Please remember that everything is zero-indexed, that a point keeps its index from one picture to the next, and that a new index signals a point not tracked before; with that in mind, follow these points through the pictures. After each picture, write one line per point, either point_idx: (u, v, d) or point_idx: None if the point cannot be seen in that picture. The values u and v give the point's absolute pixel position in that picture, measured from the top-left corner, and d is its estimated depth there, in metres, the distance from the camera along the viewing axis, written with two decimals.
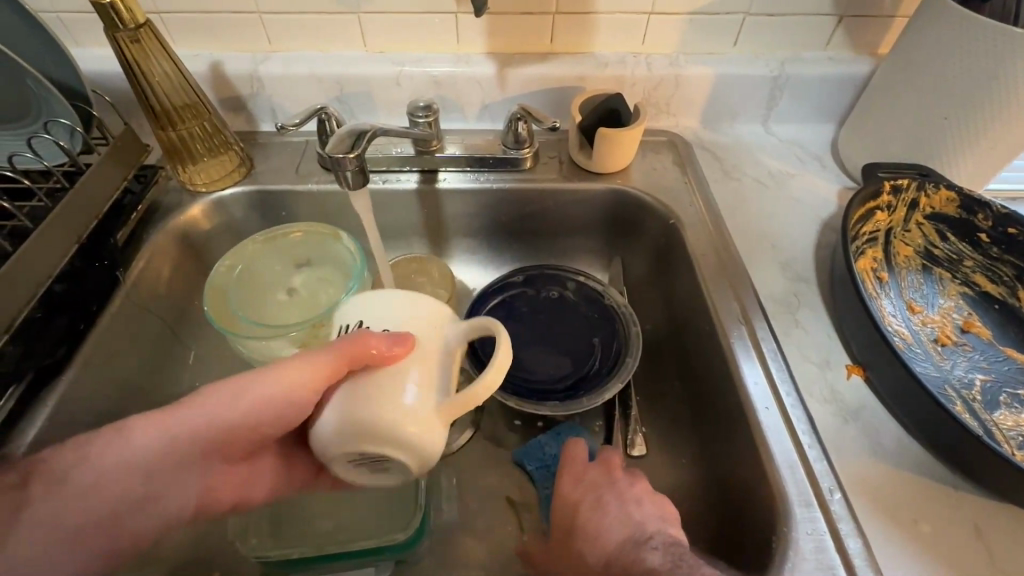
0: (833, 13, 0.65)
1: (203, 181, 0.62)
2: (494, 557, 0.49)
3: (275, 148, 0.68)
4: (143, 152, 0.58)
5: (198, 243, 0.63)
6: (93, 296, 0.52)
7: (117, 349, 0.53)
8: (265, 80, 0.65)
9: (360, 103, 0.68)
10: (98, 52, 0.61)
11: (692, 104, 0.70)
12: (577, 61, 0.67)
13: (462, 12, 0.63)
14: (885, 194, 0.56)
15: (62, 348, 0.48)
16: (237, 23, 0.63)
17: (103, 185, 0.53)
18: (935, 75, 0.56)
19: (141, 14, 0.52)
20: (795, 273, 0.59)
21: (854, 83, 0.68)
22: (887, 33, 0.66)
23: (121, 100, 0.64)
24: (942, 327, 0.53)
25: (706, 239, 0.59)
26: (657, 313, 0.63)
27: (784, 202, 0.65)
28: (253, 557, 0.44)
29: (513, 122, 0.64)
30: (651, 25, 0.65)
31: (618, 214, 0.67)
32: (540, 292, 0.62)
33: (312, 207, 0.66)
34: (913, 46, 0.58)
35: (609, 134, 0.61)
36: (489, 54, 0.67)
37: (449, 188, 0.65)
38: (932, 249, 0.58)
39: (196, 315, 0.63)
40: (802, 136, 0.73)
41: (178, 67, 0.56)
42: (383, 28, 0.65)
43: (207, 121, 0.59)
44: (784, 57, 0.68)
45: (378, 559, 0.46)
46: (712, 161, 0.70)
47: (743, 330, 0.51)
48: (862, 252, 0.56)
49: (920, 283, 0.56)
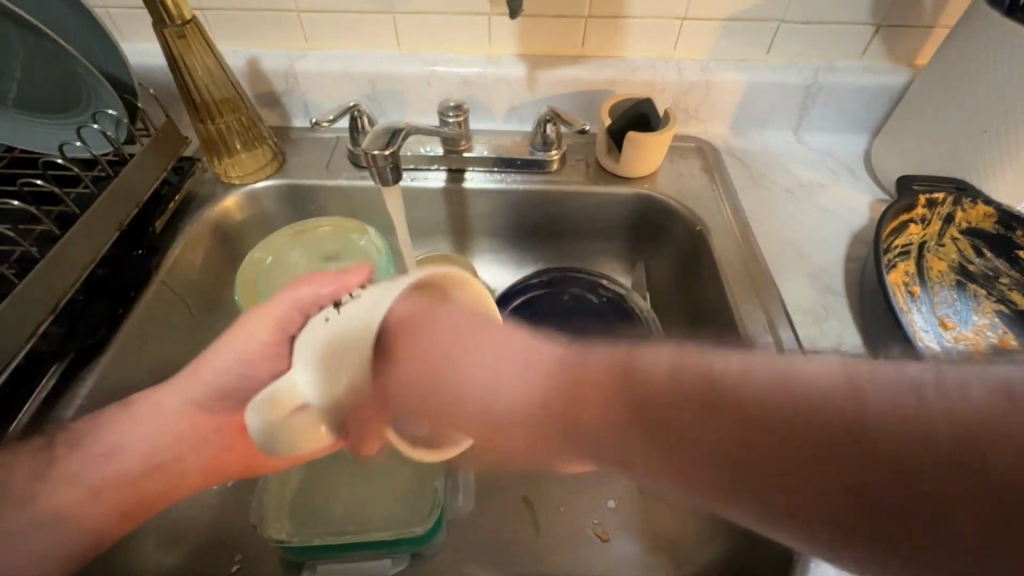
0: (870, 22, 0.64)
1: (237, 174, 0.63)
2: (510, 553, 0.50)
3: (307, 143, 0.70)
4: (183, 144, 0.60)
5: (232, 233, 0.64)
6: (133, 282, 0.54)
7: (150, 336, 0.54)
8: (300, 77, 0.67)
9: (390, 101, 0.69)
10: (143, 47, 0.63)
11: (721, 111, 0.70)
12: (607, 65, 0.67)
13: (496, 14, 0.64)
14: (919, 208, 0.55)
15: (102, 329, 0.50)
16: (276, 21, 0.65)
17: (144, 174, 0.55)
18: (978, 86, 0.55)
19: (187, 11, 0.54)
20: (824, 284, 0.58)
21: (890, 93, 0.67)
22: (927, 43, 0.65)
23: (164, 92, 0.66)
24: (976, 343, 0.52)
25: (733, 248, 0.59)
26: (683, 319, 0.63)
27: (813, 211, 0.65)
28: (274, 542, 0.46)
29: (542, 123, 0.64)
30: (683, 31, 0.65)
31: (644, 219, 0.67)
32: (560, 294, 0.64)
33: (341, 203, 0.67)
34: (953, 59, 0.57)
35: (637, 139, 0.61)
36: (519, 56, 0.67)
37: (476, 188, 0.66)
38: (967, 265, 0.57)
39: (225, 302, 0.64)
40: (833, 146, 0.72)
41: (220, 63, 0.58)
42: (415, 29, 0.66)
43: (244, 115, 0.61)
44: (818, 65, 0.67)
45: (396, 551, 0.47)
46: (741, 168, 0.69)
47: (769, 339, 0.51)
48: (894, 265, 0.55)
49: (953, 299, 0.55)
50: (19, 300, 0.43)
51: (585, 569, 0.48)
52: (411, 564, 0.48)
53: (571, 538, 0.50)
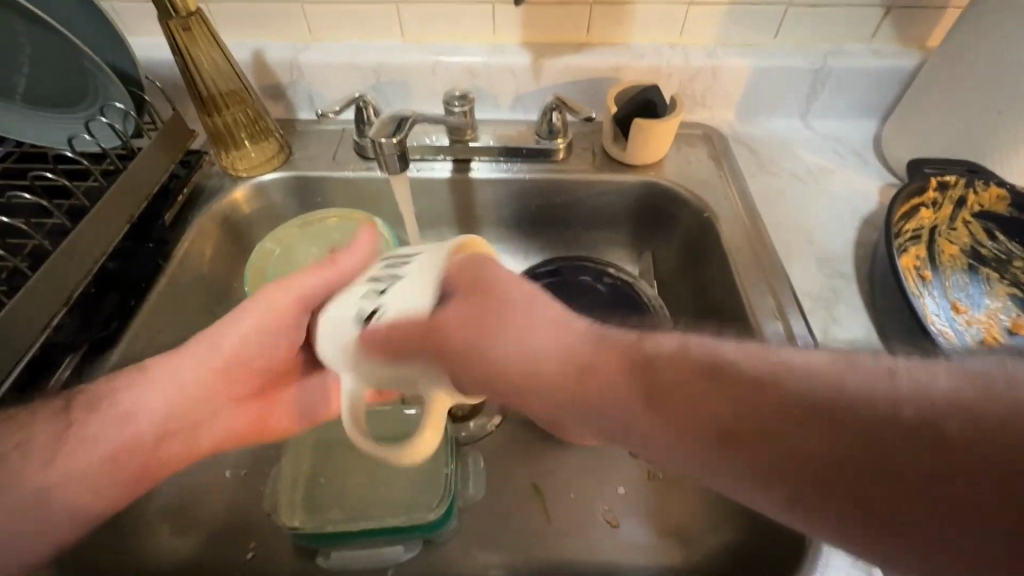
0: (880, 5, 0.63)
1: (244, 167, 0.64)
2: (520, 540, 0.50)
3: (313, 135, 0.70)
4: (190, 137, 0.60)
5: (240, 226, 0.65)
6: (143, 273, 0.54)
7: (163, 328, 0.55)
8: (305, 69, 0.67)
9: (394, 92, 0.69)
10: (150, 42, 0.64)
11: (729, 97, 0.69)
12: (612, 52, 0.66)
13: (500, 3, 0.63)
14: (931, 191, 0.55)
15: (115, 321, 0.51)
16: (279, 13, 0.65)
17: (153, 166, 0.55)
18: (992, 67, 0.54)
19: (192, 3, 0.54)
20: (832, 269, 0.58)
21: (900, 76, 0.66)
22: (938, 25, 0.64)
23: (171, 87, 0.66)
24: (988, 327, 0.51)
25: (741, 233, 0.59)
26: (692, 308, 0.63)
27: (822, 197, 0.64)
28: (288, 528, 0.47)
29: (548, 112, 0.64)
30: (689, 16, 0.64)
31: (651, 207, 0.66)
32: (567, 282, 0.64)
33: (348, 195, 0.67)
34: (966, 39, 0.56)
35: (643, 126, 0.60)
36: (525, 45, 0.67)
37: (481, 177, 0.66)
38: (979, 249, 0.56)
39: (235, 295, 0.65)
40: (841, 131, 0.71)
41: (226, 55, 0.58)
42: (418, 18, 0.65)
43: (250, 108, 0.61)
44: (826, 50, 0.67)
45: (408, 537, 0.48)
46: (749, 155, 0.68)
47: (778, 326, 0.51)
48: (905, 249, 0.54)
49: (965, 283, 0.55)
50: (32, 291, 0.43)
51: (595, 556, 0.49)
52: (422, 551, 0.49)
53: (582, 524, 0.51)
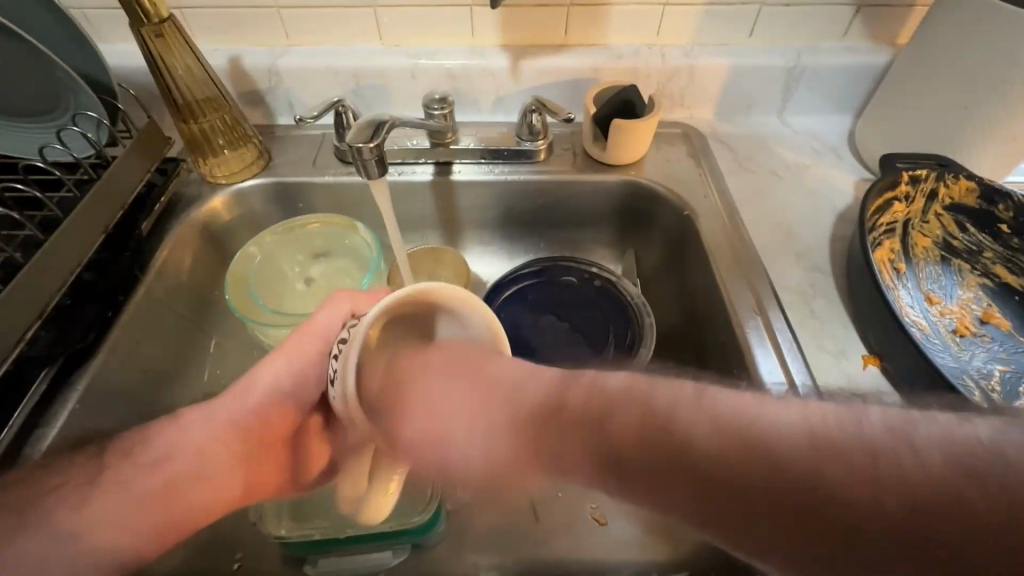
0: (851, 3, 0.64)
1: (223, 173, 0.63)
2: (511, 539, 0.50)
3: (293, 141, 0.69)
4: (167, 145, 0.60)
5: (220, 235, 0.64)
6: (121, 284, 0.53)
7: (141, 338, 0.54)
8: (283, 74, 0.66)
9: (374, 95, 0.69)
10: (124, 48, 0.63)
11: (707, 95, 0.70)
12: (592, 52, 0.67)
13: (478, 6, 0.64)
14: (903, 185, 0.56)
15: (92, 333, 0.50)
16: (256, 18, 0.64)
17: (129, 174, 0.55)
18: (962, 61, 0.55)
19: (164, 9, 0.53)
20: (810, 264, 0.58)
21: (872, 73, 0.67)
22: (907, 22, 0.66)
23: (146, 93, 0.66)
24: (961, 317, 0.52)
25: (720, 230, 0.60)
26: (673, 304, 0.64)
27: (799, 192, 0.65)
28: (274, 537, 0.47)
29: (528, 114, 0.64)
30: (667, 16, 0.65)
31: (630, 206, 0.67)
32: (552, 282, 0.64)
33: (329, 199, 0.67)
34: (936, 36, 0.57)
35: (623, 125, 0.60)
36: (504, 47, 0.67)
37: (463, 179, 0.66)
38: (951, 241, 0.58)
39: (216, 304, 0.64)
40: (817, 127, 0.72)
41: (201, 62, 0.57)
42: (398, 22, 0.65)
43: (227, 114, 0.60)
44: (801, 48, 0.68)
45: (396, 542, 0.48)
46: (727, 154, 0.69)
47: (759, 321, 0.52)
48: (879, 242, 0.56)
49: (937, 274, 0.56)
50: (5, 305, 0.42)
51: (583, 554, 0.49)
52: (411, 555, 0.49)
53: (572, 524, 0.51)
